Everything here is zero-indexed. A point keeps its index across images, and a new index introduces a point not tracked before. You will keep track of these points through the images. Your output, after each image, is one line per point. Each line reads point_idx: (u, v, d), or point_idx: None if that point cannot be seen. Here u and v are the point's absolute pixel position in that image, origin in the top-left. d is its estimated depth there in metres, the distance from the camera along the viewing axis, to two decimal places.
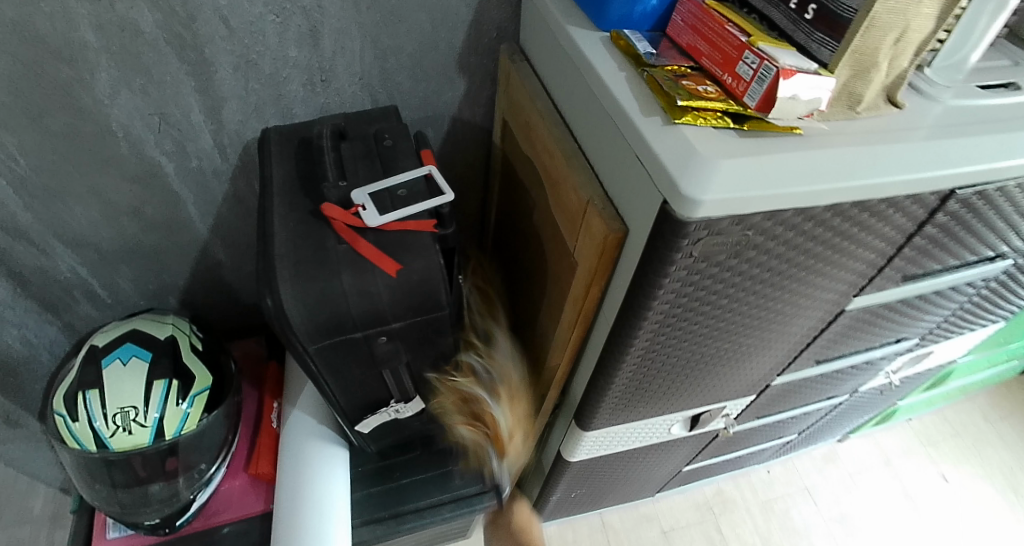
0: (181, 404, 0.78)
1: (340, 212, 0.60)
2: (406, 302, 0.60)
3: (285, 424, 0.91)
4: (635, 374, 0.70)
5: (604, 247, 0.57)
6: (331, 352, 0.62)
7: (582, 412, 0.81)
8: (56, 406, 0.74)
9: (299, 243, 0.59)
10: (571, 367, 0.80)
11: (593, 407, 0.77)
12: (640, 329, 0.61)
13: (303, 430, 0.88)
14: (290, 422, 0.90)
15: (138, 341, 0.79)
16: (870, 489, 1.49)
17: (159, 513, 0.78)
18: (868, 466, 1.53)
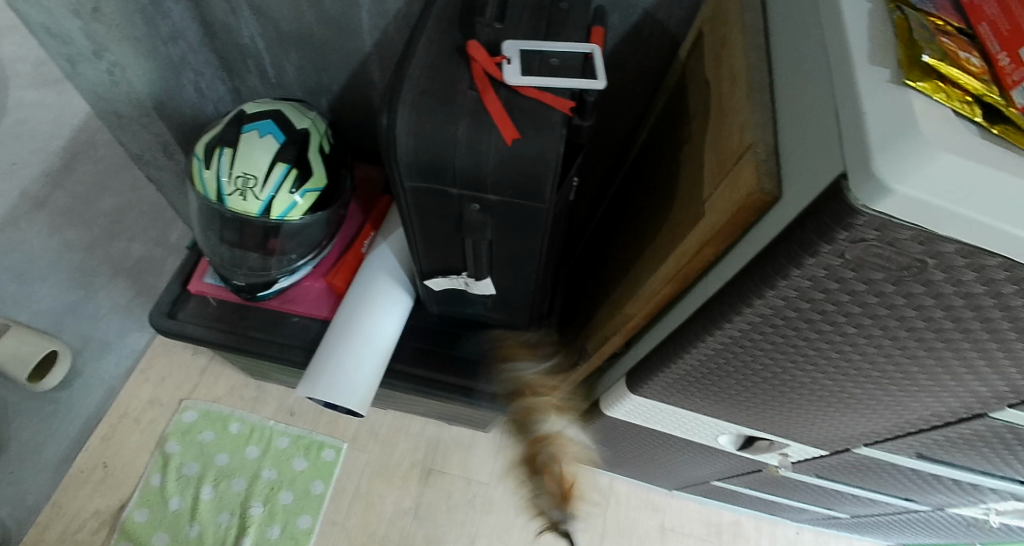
0: (293, 194, 0.82)
1: (486, 58, 0.56)
2: (510, 179, 0.56)
3: (370, 252, 0.96)
4: (709, 361, 0.63)
5: (743, 204, 0.48)
6: (425, 197, 0.61)
7: (638, 374, 0.74)
8: (198, 150, 0.82)
9: (434, 72, 0.56)
10: (646, 324, 0.73)
11: (649, 372, 0.71)
12: (740, 313, 0.52)
13: (385, 261, 0.93)
14: (376, 252, 0.94)
15: (277, 121, 0.83)
16: None
17: (246, 279, 0.89)
18: None
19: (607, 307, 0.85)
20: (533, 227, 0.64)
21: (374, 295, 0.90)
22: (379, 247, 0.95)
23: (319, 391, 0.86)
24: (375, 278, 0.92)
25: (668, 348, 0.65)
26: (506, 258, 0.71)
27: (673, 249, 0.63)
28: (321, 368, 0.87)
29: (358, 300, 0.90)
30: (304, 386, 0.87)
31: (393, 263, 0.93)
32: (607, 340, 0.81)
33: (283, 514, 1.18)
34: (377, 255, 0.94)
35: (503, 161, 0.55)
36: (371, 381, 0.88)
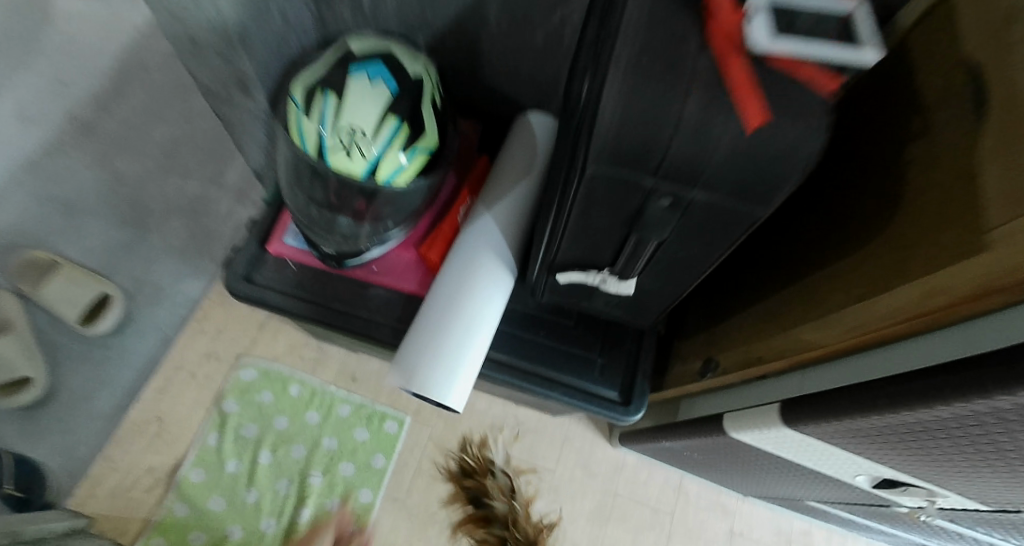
0: (402, 154, 0.69)
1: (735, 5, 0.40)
2: (737, 174, 0.43)
3: (468, 222, 0.82)
4: (922, 426, 0.49)
5: None
6: (605, 187, 0.48)
7: (800, 410, 0.62)
8: (295, 92, 0.69)
9: (655, 25, 0.42)
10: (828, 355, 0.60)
11: (821, 414, 0.58)
12: (1014, 398, 0.38)
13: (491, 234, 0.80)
14: (477, 224, 0.81)
15: (389, 64, 0.69)
16: None
17: (335, 246, 0.79)
18: None
19: (756, 319, 0.72)
20: (728, 234, 0.51)
21: (478, 274, 0.78)
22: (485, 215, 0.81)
23: (414, 383, 0.75)
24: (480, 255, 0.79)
25: (861, 395, 0.53)
26: (668, 261, 0.59)
27: (905, 276, 0.51)
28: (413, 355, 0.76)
29: (459, 280, 0.78)
30: (397, 374, 0.76)
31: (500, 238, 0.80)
32: (757, 360, 0.69)
33: (344, 486, 1.13)
34: (481, 227, 0.81)
35: (734, 154, 0.42)
36: (471, 375, 0.77)
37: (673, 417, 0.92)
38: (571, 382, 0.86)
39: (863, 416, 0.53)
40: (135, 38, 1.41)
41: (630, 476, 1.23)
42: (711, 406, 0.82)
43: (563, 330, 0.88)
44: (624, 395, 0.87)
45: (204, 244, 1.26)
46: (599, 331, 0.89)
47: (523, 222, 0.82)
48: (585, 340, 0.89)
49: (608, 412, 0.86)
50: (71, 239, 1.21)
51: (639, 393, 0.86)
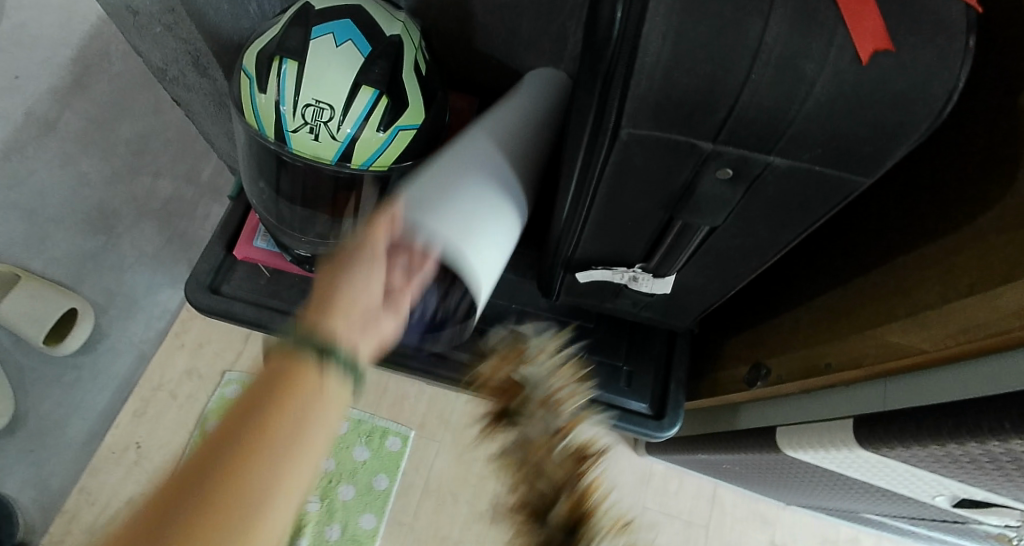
0: (381, 133, 0.57)
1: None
2: (834, 130, 0.31)
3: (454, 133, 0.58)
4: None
5: None
6: (640, 160, 0.36)
7: (868, 428, 0.50)
8: (248, 62, 0.56)
9: None
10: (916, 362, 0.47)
11: (901, 434, 0.46)
12: None
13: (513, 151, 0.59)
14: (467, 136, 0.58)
15: (360, 23, 0.56)
16: None
17: (311, 249, 0.67)
18: None
19: (823, 316, 0.60)
20: (805, 214, 0.38)
21: (507, 190, 0.55)
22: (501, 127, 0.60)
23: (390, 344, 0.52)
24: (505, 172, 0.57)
25: (960, 417, 0.41)
26: (718, 252, 0.46)
27: None
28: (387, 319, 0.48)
29: (437, 201, 0.48)
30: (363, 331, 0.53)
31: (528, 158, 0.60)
32: (826, 369, 0.57)
33: (344, 512, 1.01)
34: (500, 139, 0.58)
35: (833, 103, 0.29)
36: (468, 245, 0.48)
37: (709, 427, 0.80)
38: (593, 395, 0.74)
39: (956, 443, 0.41)
40: (97, 26, 1.28)
41: (659, 487, 1.12)
42: (754, 417, 0.70)
43: (580, 334, 0.76)
44: (656, 408, 0.76)
45: (180, 249, 1.14)
46: (624, 332, 0.77)
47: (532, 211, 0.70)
48: (607, 344, 0.77)
49: (640, 427, 0.74)
50: (33, 250, 1.10)
51: (672, 404, 0.75)
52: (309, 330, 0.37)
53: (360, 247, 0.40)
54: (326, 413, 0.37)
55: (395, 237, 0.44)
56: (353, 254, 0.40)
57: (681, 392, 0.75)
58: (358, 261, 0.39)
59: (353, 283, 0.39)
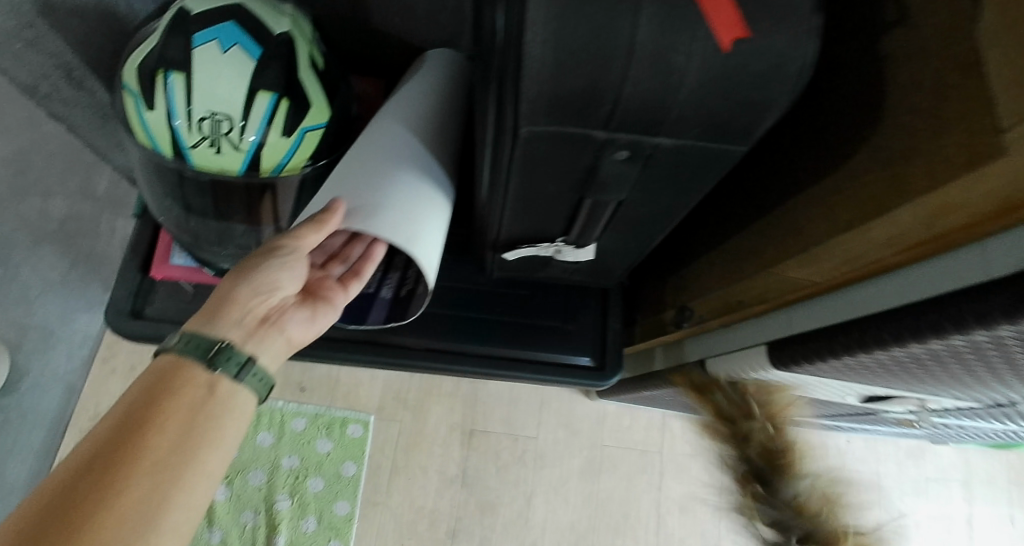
0: (287, 136, 0.55)
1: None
2: (707, 110, 0.33)
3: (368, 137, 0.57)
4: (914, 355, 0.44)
5: None
6: (542, 151, 0.38)
7: (778, 352, 0.57)
8: (128, 77, 0.53)
9: None
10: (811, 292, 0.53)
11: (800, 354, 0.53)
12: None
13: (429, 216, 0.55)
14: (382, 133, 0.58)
15: (243, 23, 0.53)
16: (935, 498, 1.33)
17: (233, 260, 0.66)
18: (947, 477, 1.35)
19: (732, 257, 0.65)
20: (699, 179, 0.42)
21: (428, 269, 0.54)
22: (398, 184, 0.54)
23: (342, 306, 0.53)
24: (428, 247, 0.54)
25: (854, 329, 0.48)
26: (629, 220, 0.50)
27: (903, 194, 0.43)
28: (259, 346, 0.49)
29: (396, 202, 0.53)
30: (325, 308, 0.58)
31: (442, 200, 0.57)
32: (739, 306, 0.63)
33: (316, 504, 1.03)
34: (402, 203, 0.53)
35: (704, 87, 0.32)
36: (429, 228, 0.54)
37: (644, 368, 0.87)
38: (538, 357, 0.79)
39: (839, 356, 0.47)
40: None
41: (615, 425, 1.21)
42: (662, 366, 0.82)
43: (520, 302, 0.80)
44: (598, 360, 0.81)
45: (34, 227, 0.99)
46: (559, 295, 0.81)
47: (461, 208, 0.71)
48: (546, 308, 0.81)
49: (587, 381, 0.79)
50: None
51: (613, 354, 0.80)
52: (184, 380, 0.44)
53: (209, 386, 0.44)
54: (210, 463, 0.42)
55: (259, 286, 0.50)
56: (199, 393, 0.44)
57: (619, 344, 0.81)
58: (201, 405, 0.43)
59: (196, 422, 0.42)
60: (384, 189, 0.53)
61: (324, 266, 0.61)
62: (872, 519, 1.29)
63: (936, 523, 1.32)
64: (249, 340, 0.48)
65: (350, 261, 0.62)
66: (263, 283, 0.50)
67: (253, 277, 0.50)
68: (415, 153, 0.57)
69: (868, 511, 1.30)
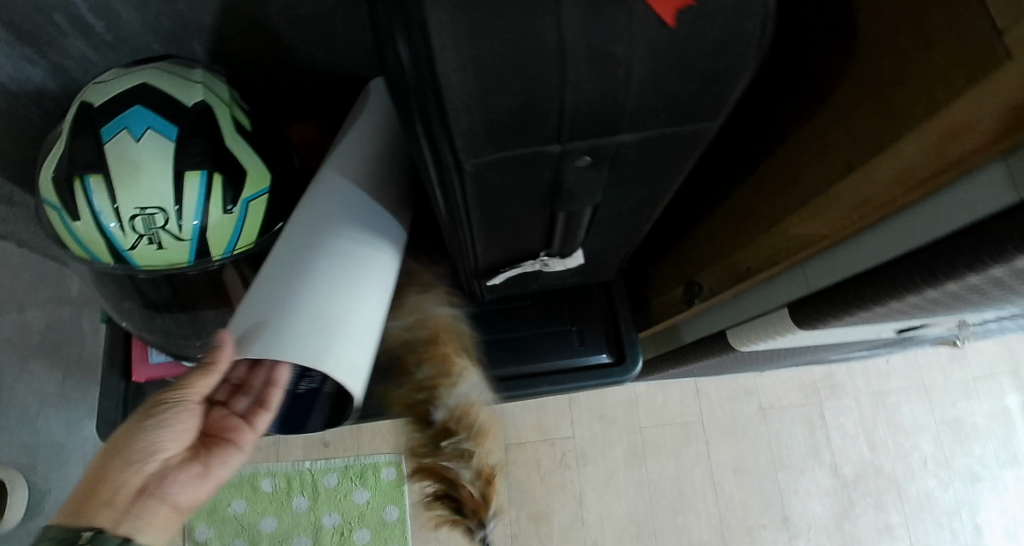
0: (230, 212, 0.51)
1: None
2: (665, 97, 0.29)
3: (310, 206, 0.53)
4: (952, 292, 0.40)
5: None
6: (496, 179, 0.33)
7: (800, 310, 0.54)
8: (45, 191, 0.48)
9: None
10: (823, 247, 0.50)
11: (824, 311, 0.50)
12: None
13: (348, 328, 0.49)
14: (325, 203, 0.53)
15: (151, 105, 0.49)
16: (989, 397, 1.28)
17: (208, 349, 0.61)
18: (997, 372, 1.30)
19: (732, 222, 0.60)
20: (675, 163, 0.37)
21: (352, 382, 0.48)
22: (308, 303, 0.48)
23: None
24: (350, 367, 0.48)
25: (873, 282, 0.45)
26: (611, 220, 0.45)
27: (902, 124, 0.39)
28: (133, 523, 0.47)
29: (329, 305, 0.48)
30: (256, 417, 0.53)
31: (366, 301, 0.51)
32: (749, 273, 0.58)
33: None
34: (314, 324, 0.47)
35: (657, 72, 0.27)
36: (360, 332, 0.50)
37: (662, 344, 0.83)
38: (554, 365, 0.76)
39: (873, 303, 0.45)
40: None
41: (649, 404, 1.18)
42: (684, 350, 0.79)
43: (521, 313, 0.77)
44: (616, 352, 0.78)
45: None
46: (560, 296, 0.77)
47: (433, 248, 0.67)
48: (552, 312, 0.77)
49: (611, 377, 0.76)
50: None
51: (629, 343, 0.77)
52: None
53: None
54: None
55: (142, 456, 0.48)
56: None
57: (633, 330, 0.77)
58: None
59: None
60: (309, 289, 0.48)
61: (228, 401, 0.56)
62: (928, 434, 1.25)
63: (995, 421, 1.27)
64: (121, 520, 0.46)
65: (257, 389, 0.57)
66: (142, 451, 0.48)
67: (127, 446, 0.47)
68: (341, 246, 0.51)
69: (923, 427, 1.26)
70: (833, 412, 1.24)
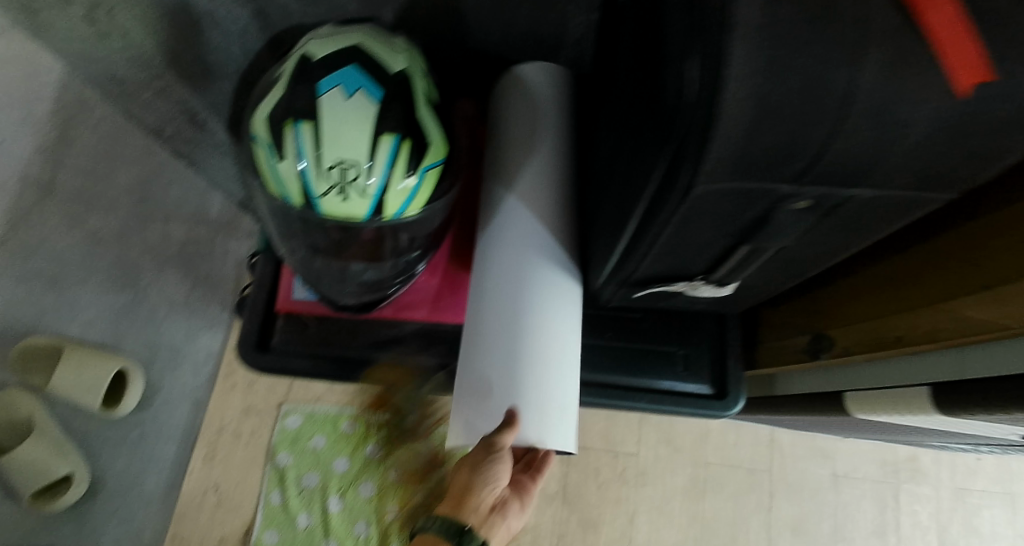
0: (409, 177, 0.55)
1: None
2: (923, 165, 0.29)
3: (505, 224, 0.67)
4: None
5: None
6: (713, 205, 0.34)
7: (941, 391, 0.51)
8: (258, 129, 0.53)
9: None
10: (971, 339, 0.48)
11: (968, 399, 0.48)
12: None
13: (559, 379, 0.64)
14: (514, 222, 0.66)
15: (364, 66, 0.53)
16: None
17: (355, 296, 0.68)
18: None
19: (888, 284, 0.58)
20: (884, 221, 0.37)
21: (542, 381, 0.63)
22: (528, 363, 0.63)
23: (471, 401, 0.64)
24: (566, 403, 0.65)
25: (1023, 383, 0.42)
26: (783, 259, 0.45)
27: None
28: None
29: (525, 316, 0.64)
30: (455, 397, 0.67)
31: (569, 345, 0.66)
32: (897, 342, 0.56)
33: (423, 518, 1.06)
34: (537, 383, 0.63)
35: (930, 141, 0.27)
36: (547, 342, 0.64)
37: (762, 390, 0.81)
38: (652, 385, 0.76)
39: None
40: None
41: (719, 440, 1.14)
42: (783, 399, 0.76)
43: (630, 326, 0.76)
44: (716, 386, 0.76)
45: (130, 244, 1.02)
46: (672, 317, 0.77)
47: (567, 247, 0.68)
48: (660, 331, 0.77)
49: (707, 410, 0.75)
50: None
51: (734, 382, 0.75)
52: None
53: None
54: None
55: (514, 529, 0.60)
56: None
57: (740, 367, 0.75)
58: None
59: None
60: (513, 302, 0.64)
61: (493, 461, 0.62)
62: None
63: None
64: None
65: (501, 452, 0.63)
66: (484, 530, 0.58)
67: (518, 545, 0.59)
68: (535, 266, 0.65)
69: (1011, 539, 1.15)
70: (908, 497, 1.15)
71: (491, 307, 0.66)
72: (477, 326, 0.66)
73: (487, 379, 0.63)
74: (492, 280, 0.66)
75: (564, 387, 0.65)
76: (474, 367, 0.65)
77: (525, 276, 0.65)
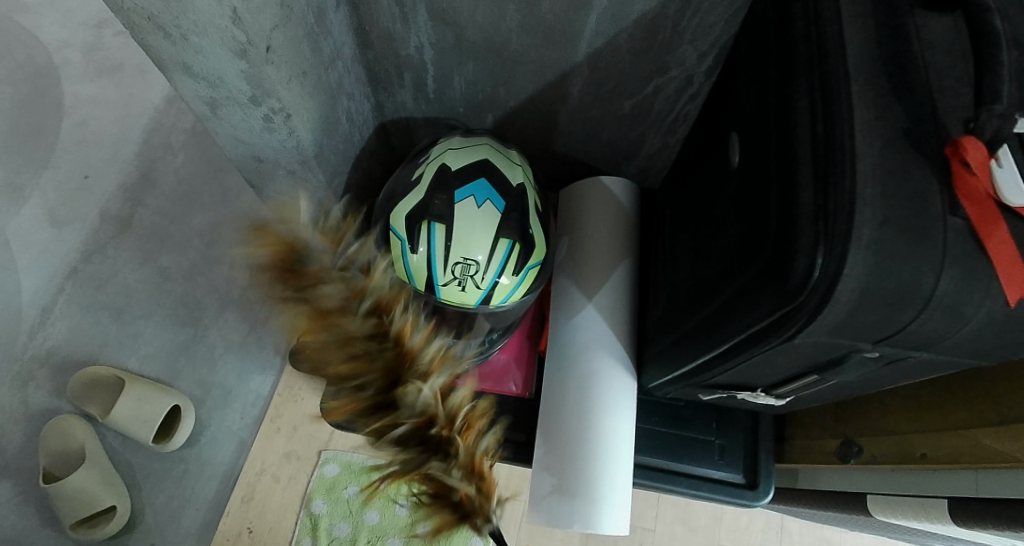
0: (517, 275, 0.64)
1: (986, 158, 0.35)
2: (978, 338, 0.39)
3: (576, 326, 0.77)
4: None
5: None
6: (806, 348, 0.43)
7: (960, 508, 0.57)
8: (395, 222, 0.63)
9: (897, 186, 0.36)
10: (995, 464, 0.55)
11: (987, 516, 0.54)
12: None
13: (621, 472, 0.72)
14: (586, 325, 0.76)
15: (492, 178, 0.64)
16: None
17: None
18: None
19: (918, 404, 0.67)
20: (932, 368, 0.46)
21: (609, 472, 0.71)
22: (596, 459, 0.71)
23: (547, 490, 0.72)
24: (623, 493, 0.72)
25: None
26: (843, 384, 0.54)
27: None
28: None
29: (593, 411, 0.73)
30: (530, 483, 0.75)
31: (628, 439, 0.73)
32: (924, 459, 0.63)
33: None
34: (602, 477, 0.71)
35: (983, 323, 0.38)
36: (612, 435, 0.72)
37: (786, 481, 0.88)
38: (691, 470, 0.83)
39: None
40: None
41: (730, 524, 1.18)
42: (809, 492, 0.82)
43: (673, 413, 0.85)
44: (748, 476, 0.84)
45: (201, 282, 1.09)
46: (711, 408, 0.85)
47: (629, 337, 0.77)
48: (699, 420, 0.85)
49: (737, 499, 0.82)
50: (125, 347, 1.06)
51: (764, 474, 0.83)
52: None
53: None
54: None
55: None
56: None
57: (770, 460, 0.83)
58: None
59: None
60: (584, 400, 0.73)
61: None
62: None
63: None
64: None
65: None
66: None
67: None
68: (603, 365, 0.74)
69: None
70: None
71: (565, 402, 0.74)
72: (551, 419, 0.74)
73: (561, 469, 0.72)
74: (564, 373, 0.75)
75: (626, 476, 0.72)
76: (547, 455, 0.73)
77: (594, 376, 0.74)
